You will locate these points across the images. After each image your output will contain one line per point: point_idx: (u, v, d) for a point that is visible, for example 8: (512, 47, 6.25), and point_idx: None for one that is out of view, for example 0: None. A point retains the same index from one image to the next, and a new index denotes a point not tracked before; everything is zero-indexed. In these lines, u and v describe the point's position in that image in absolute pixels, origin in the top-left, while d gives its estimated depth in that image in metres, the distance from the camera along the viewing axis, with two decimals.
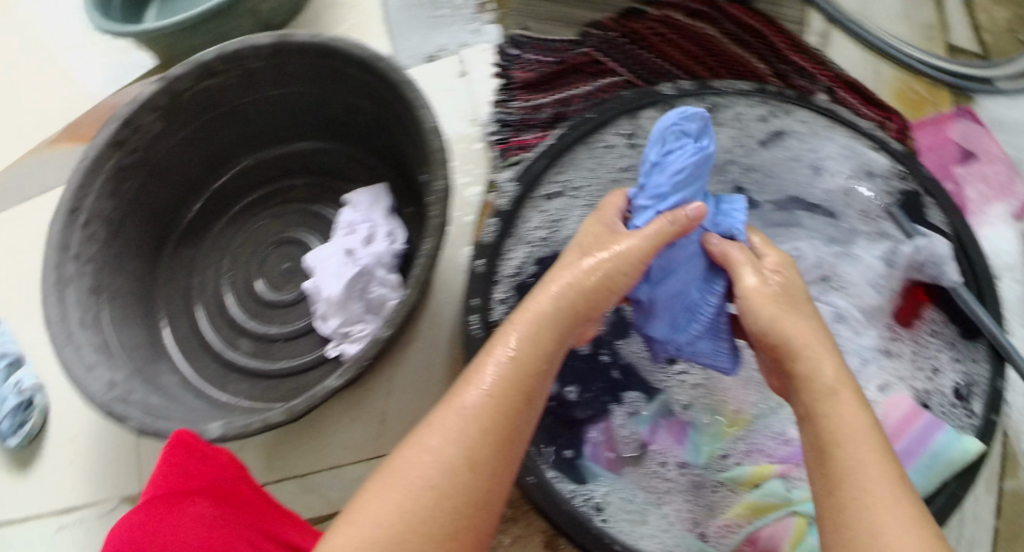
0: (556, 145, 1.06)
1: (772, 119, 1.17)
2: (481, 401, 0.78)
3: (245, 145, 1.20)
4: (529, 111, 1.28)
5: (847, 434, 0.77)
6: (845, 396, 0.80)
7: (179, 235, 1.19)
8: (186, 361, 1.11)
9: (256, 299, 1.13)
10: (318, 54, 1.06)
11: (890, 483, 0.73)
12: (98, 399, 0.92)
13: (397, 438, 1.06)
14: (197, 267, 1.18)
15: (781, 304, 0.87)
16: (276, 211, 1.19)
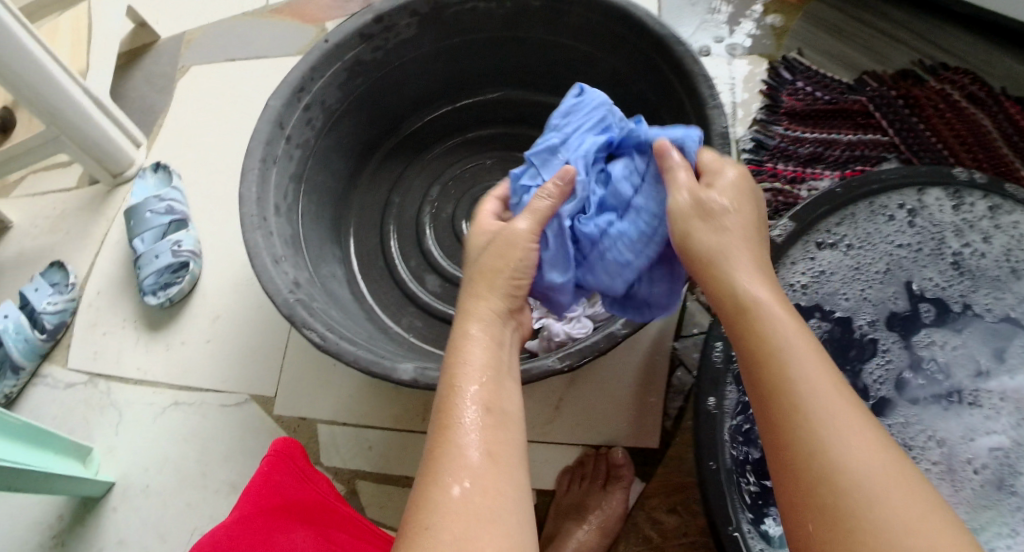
0: (840, 193, 0.90)
1: None
2: (449, 409, 0.61)
3: (490, 78, 1.10)
4: (789, 141, 1.07)
5: (804, 381, 0.57)
6: (782, 321, 0.60)
7: (391, 146, 1.10)
8: (364, 278, 1.04)
9: (458, 238, 1.04)
10: (610, 15, 0.93)
11: (912, 505, 0.53)
12: (278, 297, 0.84)
13: (570, 434, 0.95)
14: (400, 185, 1.10)
15: (701, 213, 0.66)
16: (505, 155, 1.10)
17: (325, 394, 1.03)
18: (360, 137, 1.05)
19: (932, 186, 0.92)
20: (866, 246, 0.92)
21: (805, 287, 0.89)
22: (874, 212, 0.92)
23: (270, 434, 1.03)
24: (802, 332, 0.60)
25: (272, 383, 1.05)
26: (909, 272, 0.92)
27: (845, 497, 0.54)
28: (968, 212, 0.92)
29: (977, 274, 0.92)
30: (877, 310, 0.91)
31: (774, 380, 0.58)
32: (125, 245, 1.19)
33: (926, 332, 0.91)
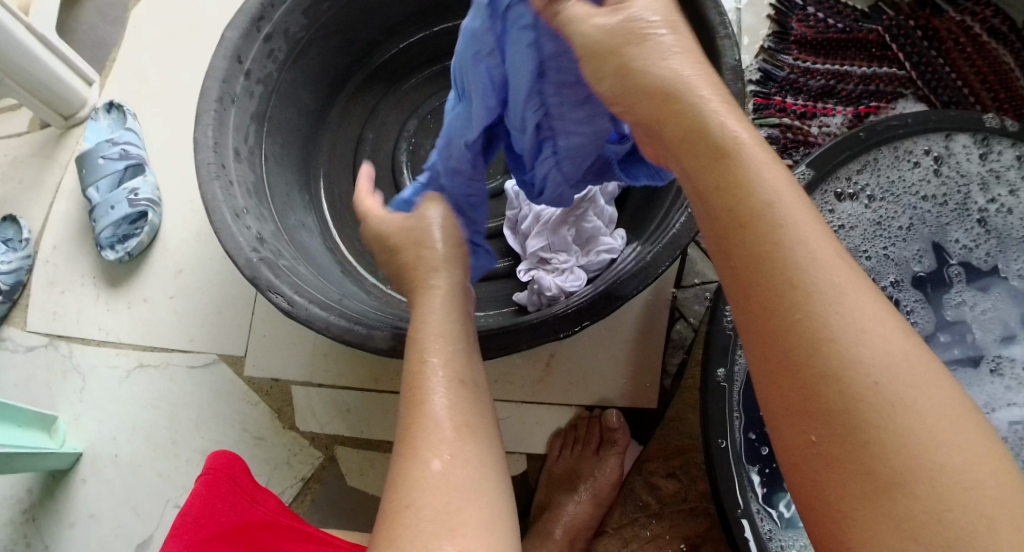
0: (862, 135, 0.79)
1: None
2: (420, 381, 0.58)
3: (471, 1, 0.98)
4: (800, 73, 0.98)
5: (824, 290, 0.48)
6: (798, 218, 0.50)
7: (362, 80, 1.00)
8: (335, 226, 0.95)
9: None
10: None
11: (946, 422, 0.46)
12: (239, 255, 0.76)
13: (557, 393, 0.88)
14: (374, 121, 1.00)
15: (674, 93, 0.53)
16: None
17: (298, 352, 0.96)
18: (328, 68, 0.95)
19: (959, 131, 0.82)
20: (888, 198, 0.83)
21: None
22: (897, 159, 0.82)
23: (242, 396, 0.97)
24: (810, 218, 0.51)
25: (242, 343, 0.98)
26: (934, 228, 0.84)
27: (871, 427, 0.46)
28: (997, 164, 0.83)
29: (1002, 230, 0.84)
30: (900, 270, 0.83)
31: (785, 288, 0.49)
32: (79, 194, 1.09)
33: (953, 293, 0.83)
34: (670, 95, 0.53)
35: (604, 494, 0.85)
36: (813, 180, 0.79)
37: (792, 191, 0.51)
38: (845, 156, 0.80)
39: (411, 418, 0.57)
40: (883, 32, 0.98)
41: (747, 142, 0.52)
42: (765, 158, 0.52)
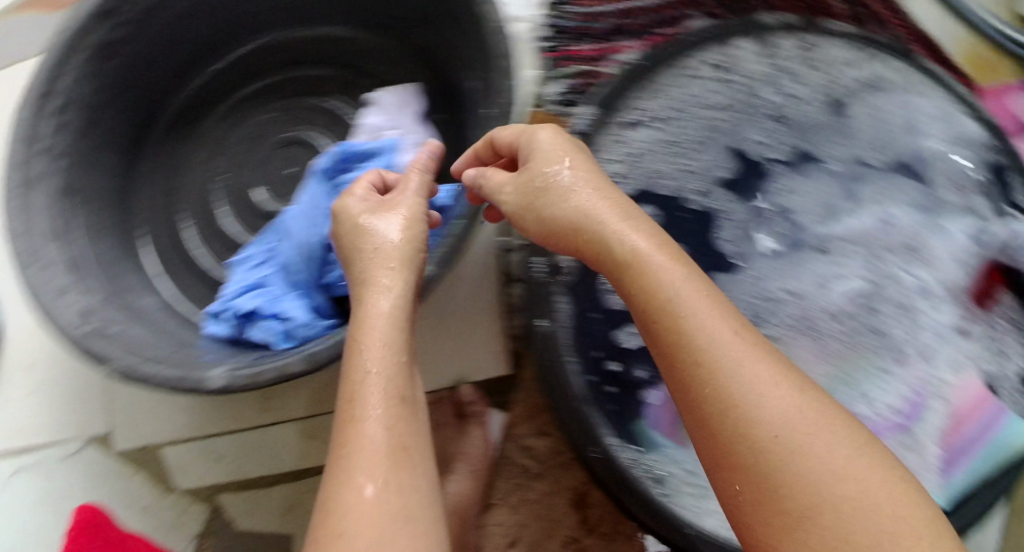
0: (642, 63, 0.80)
1: (863, 65, 0.85)
2: (357, 418, 0.61)
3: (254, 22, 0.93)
4: (585, 18, 0.97)
5: (711, 357, 0.57)
6: (703, 305, 0.59)
7: (168, 122, 0.95)
8: (170, 280, 0.91)
9: (253, 208, 0.92)
10: None
11: (795, 437, 0.55)
12: (72, 333, 0.74)
13: (415, 384, 0.89)
14: (183, 167, 0.95)
15: (543, 197, 0.65)
16: (283, 107, 0.95)
17: (161, 415, 0.93)
18: (123, 124, 0.89)
19: (735, 36, 0.83)
20: (677, 117, 0.83)
21: (621, 177, 0.80)
22: (680, 78, 0.82)
23: (119, 473, 0.94)
24: (705, 301, 0.60)
25: (106, 422, 0.94)
26: (732, 133, 0.84)
27: (790, 460, 0.55)
28: (780, 56, 0.85)
29: (803, 115, 0.86)
30: (704, 180, 0.83)
31: (691, 367, 0.58)
32: None
33: (772, 185, 0.85)
34: (582, 225, 0.64)
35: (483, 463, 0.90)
36: (597, 118, 0.79)
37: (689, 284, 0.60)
38: (627, 86, 0.80)
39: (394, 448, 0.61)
40: None
41: (650, 250, 0.62)
42: (670, 260, 0.61)
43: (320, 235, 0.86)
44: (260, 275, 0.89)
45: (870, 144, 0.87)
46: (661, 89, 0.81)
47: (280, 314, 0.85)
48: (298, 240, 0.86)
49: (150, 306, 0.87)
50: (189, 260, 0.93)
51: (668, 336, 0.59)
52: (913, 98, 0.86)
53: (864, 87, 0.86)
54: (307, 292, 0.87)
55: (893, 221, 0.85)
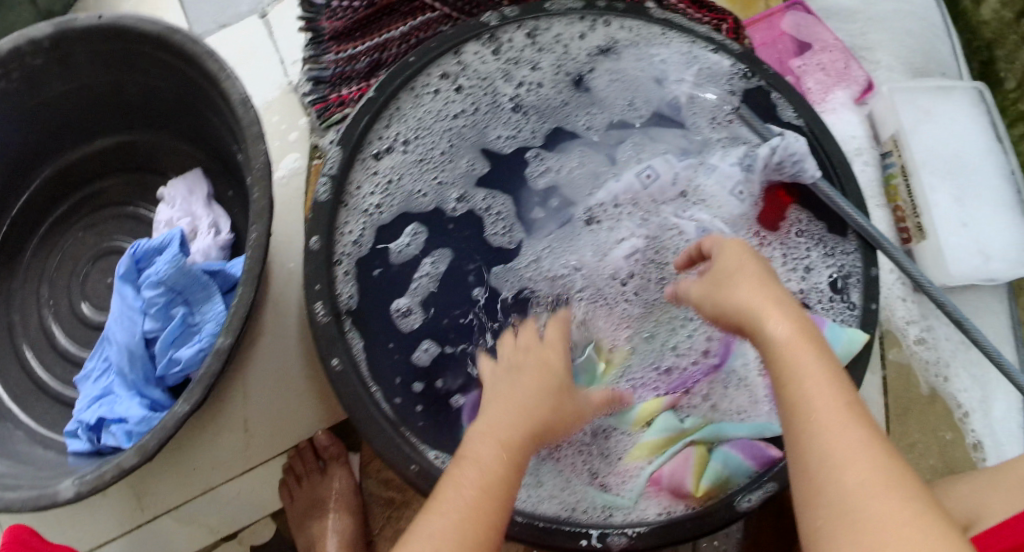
0: (380, 95, 0.84)
1: (592, 35, 0.91)
2: (457, 486, 0.62)
3: (46, 148, 0.98)
4: (344, 63, 1.06)
5: (801, 420, 0.54)
6: (802, 358, 0.56)
7: None
8: (25, 411, 0.94)
9: (84, 322, 0.97)
10: (110, 39, 0.90)
11: (867, 475, 0.50)
12: None
13: (267, 446, 0.96)
14: (16, 301, 0.98)
15: (754, 283, 0.63)
16: (90, 221, 1.01)
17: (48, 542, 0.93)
18: None
19: (464, 43, 0.87)
20: (422, 135, 0.88)
21: (380, 205, 0.86)
22: (419, 97, 0.87)
23: None
24: (812, 352, 0.57)
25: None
26: (476, 134, 0.92)
27: (828, 493, 0.51)
28: (508, 50, 0.90)
29: (543, 99, 0.94)
30: (459, 183, 0.91)
31: (795, 430, 0.54)
32: None
33: (529, 170, 0.94)
34: (748, 316, 0.61)
35: (350, 502, 0.93)
36: (345, 161, 0.83)
37: (796, 335, 0.57)
38: (369, 119, 0.85)
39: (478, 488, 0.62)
40: None
41: (786, 324, 0.58)
42: (787, 318, 0.59)
43: (138, 333, 0.90)
44: (104, 383, 0.93)
45: (616, 109, 0.96)
46: (402, 113, 0.86)
47: (123, 416, 0.89)
48: (120, 344, 0.90)
49: (9, 438, 0.90)
50: (38, 387, 0.96)
51: (779, 384, 0.56)
52: (652, 50, 0.92)
53: (599, 55, 0.93)
54: (143, 389, 0.91)
55: (654, 175, 0.91)
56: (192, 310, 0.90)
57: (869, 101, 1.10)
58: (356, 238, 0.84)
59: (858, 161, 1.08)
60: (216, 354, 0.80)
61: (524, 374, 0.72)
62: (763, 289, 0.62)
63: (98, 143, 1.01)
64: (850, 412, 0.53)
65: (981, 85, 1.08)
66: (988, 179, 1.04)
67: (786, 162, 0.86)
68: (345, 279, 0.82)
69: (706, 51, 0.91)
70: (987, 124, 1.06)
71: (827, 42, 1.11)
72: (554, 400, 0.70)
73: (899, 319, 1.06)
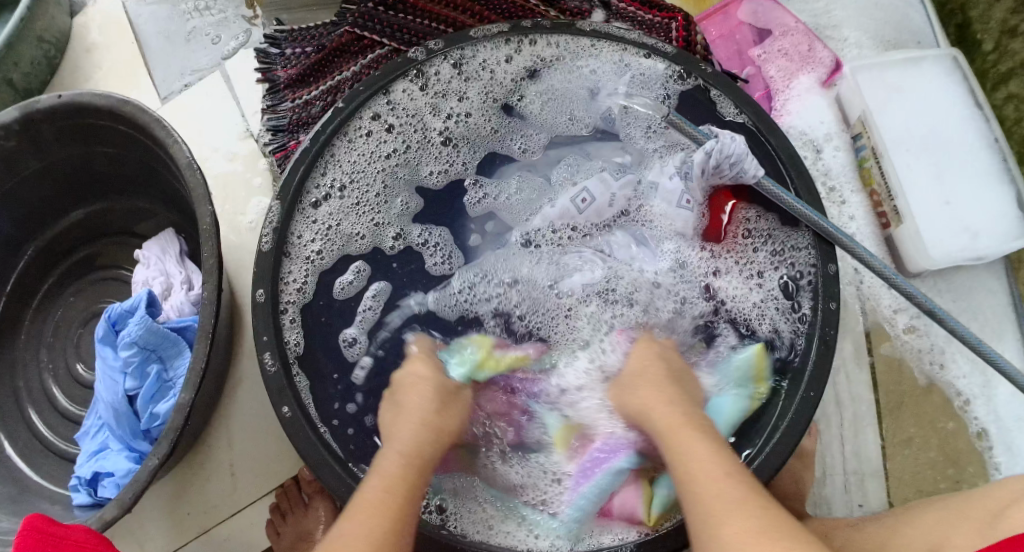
0: (314, 142, 0.87)
1: (519, 55, 0.94)
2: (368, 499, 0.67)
3: (31, 222, 1.05)
4: (300, 109, 1.09)
5: (688, 482, 0.66)
6: (688, 436, 0.69)
7: None
8: (33, 469, 1.00)
9: (79, 382, 1.04)
10: (72, 116, 0.95)
11: (733, 514, 0.62)
12: None
13: (252, 488, 0.97)
14: (19, 367, 1.05)
15: (651, 381, 0.77)
16: (80, 286, 1.08)
17: None
18: None
19: (392, 82, 0.91)
20: (356, 177, 0.91)
21: (320, 250, 0.88)
22: (351, 140, 0.90)
23: None
24: (696, 433, 0.69)
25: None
26: (410, 171, 0.93)
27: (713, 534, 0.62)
28: (436, 81, 0.93)
29: (476, 129, 0.95)
30: (399, 218, 0.92)
31: (687, 496, 0.65)
32: None
33: (466, 200, 0.94)
34: (643, 408, 0.74)
35: None
36: (284, 208, 0.85)
37: (687, 422, 0.71)
38: (303, 167, 0.87)
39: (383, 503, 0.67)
40: (352, 30, 1.09)
41: (664, 383, 0.77)
42: (666, 400, 0.74)
43: (121, 392, 0.92)
44: (100, 439, 0.97)
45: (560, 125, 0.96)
46: (334, 158, 0.88)
47: (114, 471, 0.92)
48: (107, 402, 0.93)
49: (15, 497, 0.96)
50: (45, 446, 1.02)
51: (671, 456, 0.69)
52: (581, 64, 0.95)
53: (528, 75, 0.95)
54: (132, 443, 0.93)
55: (590, 198, 0.91)
56: (170, 366, 0.94)
57: (837, 82, 1.06)
58: (300, 284, 0.86)
59: (827, 147, 1.04)
60: (179, 410, 0.81)
61: (419, 394, 0.77)
62: (660, 385, 0.76)
63: (79, 212, 1.08)
64: (729, 479, 0.65)
65: (955, 51, 1.01)
66: (969, 151, 0.98)
67: (724, 165, 0.85)
68: (291, 325, 0.85)
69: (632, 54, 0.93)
70: (963, 93, 1.00)
71: (788, 27, 1.07)
72: (440, 413, 0.76)
73: (887, 308, 0.99)
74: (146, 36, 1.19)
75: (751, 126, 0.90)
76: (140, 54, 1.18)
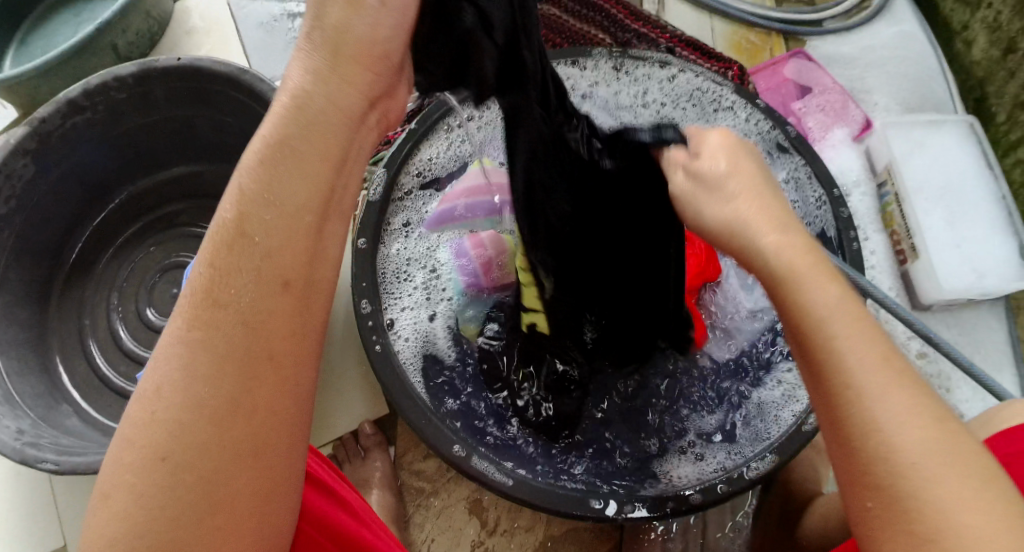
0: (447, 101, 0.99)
1: (674, 80, 1.06)
2: (208, 328, 0.53)
3: (124, 173, 1.13)
4: None
5: (852, 369, 0.52)
6: (827, 292, 0.54)
7: (68, 273, 1.10)
8: (87, 403, 1.03)
9: (149, 327, 1.08)
10: (184, 78, 1.02)
11: (901, 410, 0.51)
12: (6, 449, 0.84)
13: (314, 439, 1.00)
14: (88, 305, 1.10)
15: (756, 179, 0.59)
16: (161, 238, 1.14)
17: None
18: (32, 280, 1.04)
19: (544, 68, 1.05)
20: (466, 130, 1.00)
21: (434, 168, 1.00)
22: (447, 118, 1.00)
23: None
24: (833, 288, 0.54)
25: (56, 534, 0.96)
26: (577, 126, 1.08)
27: (876, 459, 0.51)
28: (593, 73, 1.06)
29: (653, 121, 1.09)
30: None
31: (838, 388, 0.52)
32: None
33: None
34: (738, 230, 0.58)
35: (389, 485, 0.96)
36: (394, 162, 0.95)
37: (819, 271, 0.55)
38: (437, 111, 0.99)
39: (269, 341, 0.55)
40: None
41: (748, 214, 0.57)
42: (776, 221, 0.57)
43: None
44: None
45: None
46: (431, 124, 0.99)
47: None
48: None
49: (75, 422, 0.98)
50: (103, 382, 1.06)
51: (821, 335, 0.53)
52: (726, 118, 1.06)
53: (690, 104, 1.07)
54: None
55: None
56: None
57: (867, 137, 1.20)
58: (412, 194, 0.99)
59: (855, 192, 1.17)
60: None
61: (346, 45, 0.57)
62: (754, 194, 0.58)
63: (171, 171, 1.16)
64: (901, 374, 0.52)
65: (972, 119, 1.16)
66: (980, 203, 1.12)
67: None
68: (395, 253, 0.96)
69: (764, 118, 1.03)
70: (978, 155, 1.14)
71: (828, 84, 1.21)
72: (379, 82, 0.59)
73: (901, 336, 1.10)
74: (247, 30, 1.30)
75: (827, 191, 0.99)
76: (239, 44, 1.29)
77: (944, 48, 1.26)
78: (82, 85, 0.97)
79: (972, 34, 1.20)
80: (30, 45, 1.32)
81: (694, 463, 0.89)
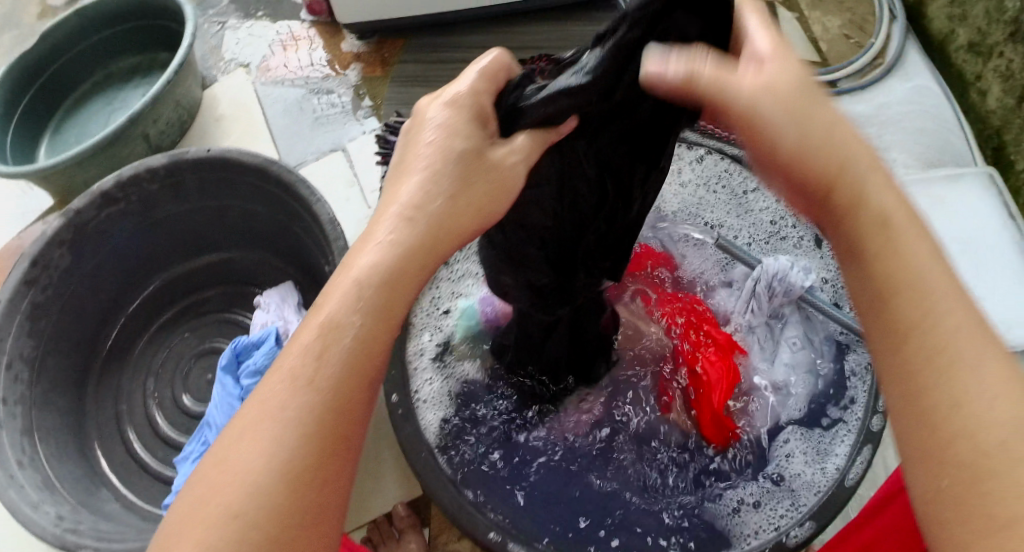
0: None
1: (696, 157, 1.07)
2: (262, 452, 0.51)
3: (158, 262, 1.16)
4: None
5: (906, 286, 0.50)
6: (898, 216, 0.52)
7: (105, 359, 1.12)
8: (125, 488, 1.04)
9: (184, 412, 1.09)
10: (213, 168, 1.05)
11: (982, 348, 0.48)
12: (47, 534, 0.86)
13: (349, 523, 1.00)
14: (124, 392, 1.12)
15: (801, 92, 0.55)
16: (196, 324, 1.17)
17: None
18: (70, 368, 1.07)
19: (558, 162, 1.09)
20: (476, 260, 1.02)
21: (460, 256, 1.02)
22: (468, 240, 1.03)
23: None
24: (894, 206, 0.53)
25: None
26: None
27: (951, 400, 0.47)
28: None
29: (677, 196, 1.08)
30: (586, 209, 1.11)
31: (902, 301, 0.50)
32: None
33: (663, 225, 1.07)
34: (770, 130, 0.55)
35: None
36: None
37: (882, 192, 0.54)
38: None
39: (323, 420, 0.52)
40: None
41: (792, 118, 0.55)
42: (828, 122, 0.55)
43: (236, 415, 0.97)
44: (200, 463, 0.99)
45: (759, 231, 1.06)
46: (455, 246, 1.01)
47: None
48: (219, 426, 0.97)
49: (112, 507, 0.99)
50: (141, 467, 1.07)
51: (883, 246, 0.51)
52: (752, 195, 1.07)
53: (720, 186, 1.08)
54: None
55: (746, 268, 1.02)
56: None
57: None
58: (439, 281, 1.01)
59: None
60: None
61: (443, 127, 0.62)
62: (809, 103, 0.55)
63: (204, 259, 1.19)
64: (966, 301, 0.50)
65: (990, 171, 1.17)
66: (1001, 256, 1.12)
67: (774, 284, 0.97)
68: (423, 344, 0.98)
69: None
70: (999, 205, 1.15)
71: None
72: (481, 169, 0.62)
73: None
74: (273, 116, 1.34)
75: None
76: (266, 130, 1.33)
77: (960, 99, 1.26)
78: (115, 178, 1.01)
79: (986, 84, 1.20)
80: (66, 134, 1.37)
81: (756, 514, 0.87)
